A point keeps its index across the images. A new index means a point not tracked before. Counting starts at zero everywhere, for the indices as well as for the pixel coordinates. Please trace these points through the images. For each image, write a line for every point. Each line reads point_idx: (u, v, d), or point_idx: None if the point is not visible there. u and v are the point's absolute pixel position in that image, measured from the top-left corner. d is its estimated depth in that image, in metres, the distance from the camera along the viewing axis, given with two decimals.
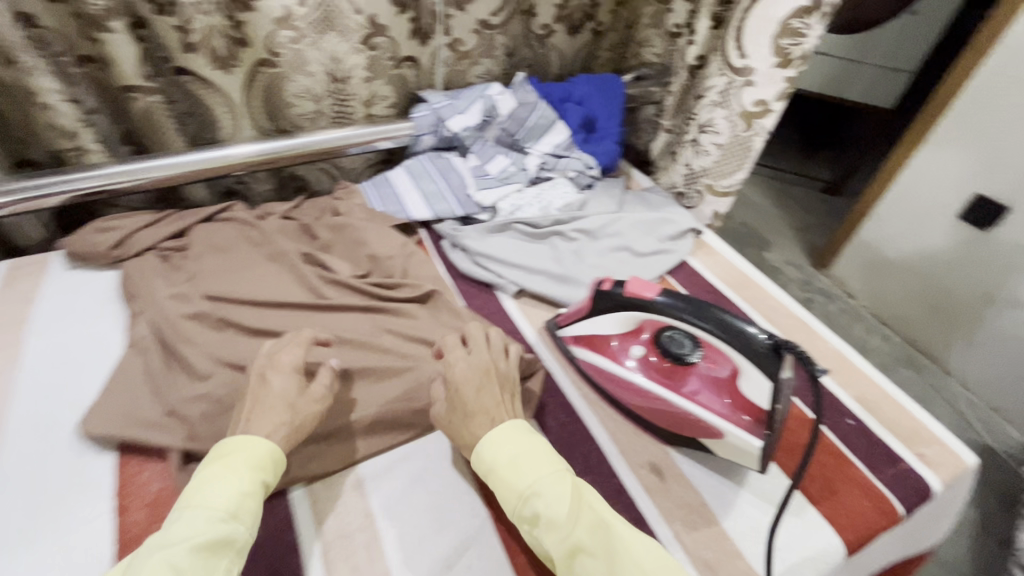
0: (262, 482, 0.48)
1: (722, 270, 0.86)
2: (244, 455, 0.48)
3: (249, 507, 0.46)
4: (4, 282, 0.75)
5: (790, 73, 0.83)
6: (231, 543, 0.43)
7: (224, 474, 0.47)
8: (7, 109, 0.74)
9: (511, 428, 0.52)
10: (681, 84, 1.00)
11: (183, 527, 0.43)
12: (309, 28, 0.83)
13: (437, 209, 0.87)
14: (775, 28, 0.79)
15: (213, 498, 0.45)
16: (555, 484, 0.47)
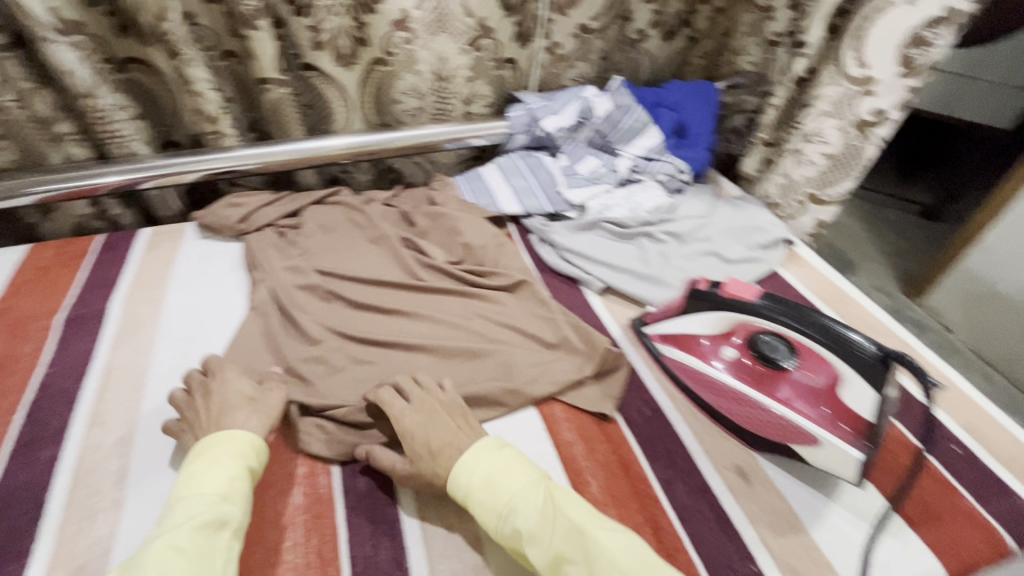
0: (250, 467, 0.51)
1: (815, 283, 0.84)
2: (225, 447, 0.51)
3: (241, 487, 0.48)
4: (150, 244, 0.86)
5: (913, 84, 0.81)
6: (228, 521, 0.45)
7: (211, 464, 0.49)
8: (163, 94, 0.87)
9: (476, 450, 0.52)
10: (783, 95, 0.97)
11: (177, 515, 0.44)
12: (423, 30, 0.89)
13: (527, 205, 0.91)
14: (903, 37, 0.78)
15: (205, 486, 0.47)
16: (530, 498, 0.48)
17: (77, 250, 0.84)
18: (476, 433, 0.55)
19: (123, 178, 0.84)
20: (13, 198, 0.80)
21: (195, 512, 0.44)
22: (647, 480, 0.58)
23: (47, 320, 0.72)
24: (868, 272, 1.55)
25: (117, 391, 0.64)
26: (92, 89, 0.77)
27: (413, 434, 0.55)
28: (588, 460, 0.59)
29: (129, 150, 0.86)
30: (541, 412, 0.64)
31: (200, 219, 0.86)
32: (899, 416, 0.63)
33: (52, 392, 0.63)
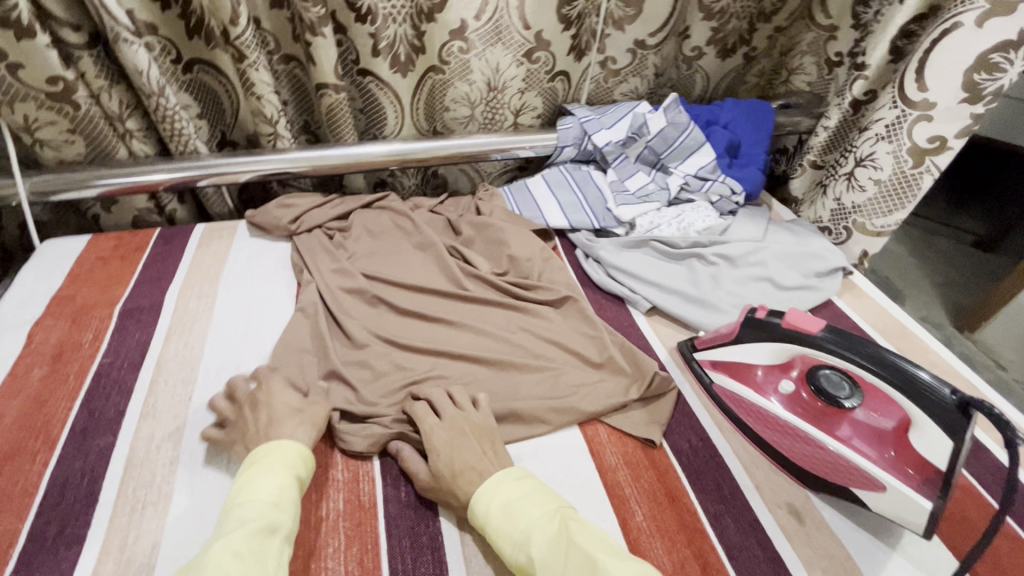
0: (298, 476, 0.51)
1: (873, 315, 0.80)
2: (276, 457, 0.51)
3: (291, 496, 0.48)
4: (204, 239, 0.88)
5: (979, 112, 0.76)
6: (279, 527, 0.45)
7: (262, 472, 0.49)
8: (225, 96, 0.90)
9: (499, 479, 0.51)
10: (837, 118, 0.93)
11: (236, 518, 0.45)
12: (479, 41, 0.89)
13: (573, 220, 0.90)
14: (968, 61, 0.73)
15: (259, 492, 0.47)
16: (544, 528, 0.46)
17: (136, 243, 0.86)
18: (502, 459, 0.55)
19: (183, 175, 0.86)
20: (79, 190, 0.83)
21: (250, 517, 0.44)
22: (695, 513, 0.55)
23: (106, 311, 0.74)
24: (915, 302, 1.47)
25: (169, 384, 0.65)
26: (161, 88, 0.79)
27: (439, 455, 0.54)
28: (633, 486, 0.58)
29: (190, 149, 0.88)
30: (585, 433, 0.63)
31: (254, 218, 0.88)
32: (969, 466, 0.60)
33: (108, 381, 0.65)
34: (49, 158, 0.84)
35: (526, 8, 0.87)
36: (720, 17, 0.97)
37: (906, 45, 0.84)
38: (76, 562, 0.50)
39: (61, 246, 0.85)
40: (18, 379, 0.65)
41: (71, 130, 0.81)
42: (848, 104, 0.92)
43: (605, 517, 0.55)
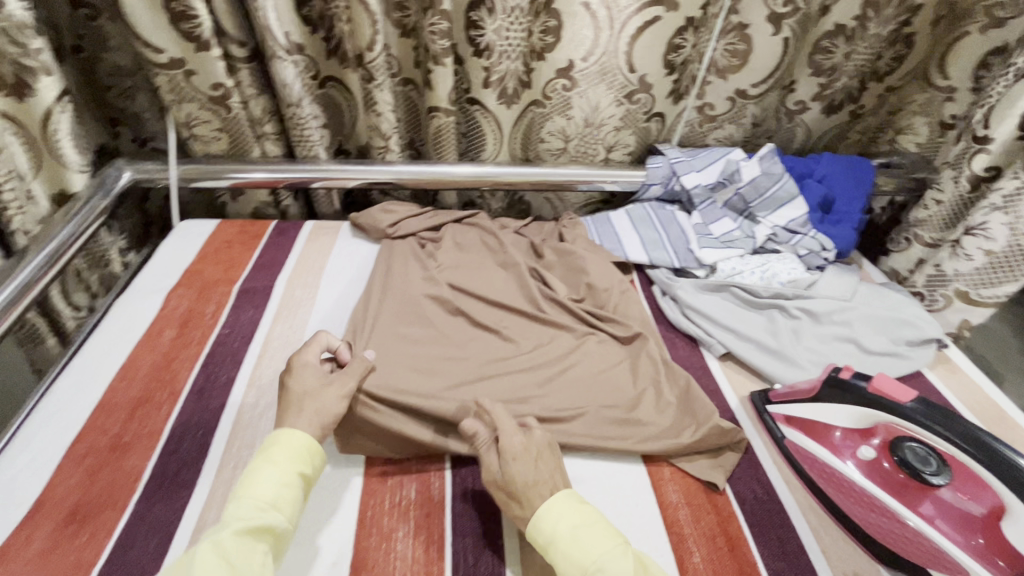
0: (303, 472, 0.52)
1: (968, 394, 0.76)
2: (280, 447, 0.52)
3: (291, 497, 0.50)
4: (312, 235, 0.97)
5: None
6: (273, 529, 0.47)
7: (267, 464, 0.51)
8: (347, 109, 1.00)
9: (559, 504, 0.52)
10: (952, 192, 0.88)
11: (229, 515, 0.47)
12: (584, 80, 0.94)
13: (654, 256, 0.92)
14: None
15: (259, 490, 0.49)
16: (620, 561, 0.47)
17: (255, 232, 0.97)
18: (560, 481, 0.55)
19: (303, 176, 0.97)
20: (217, 179, 0.96)
21: (243, 515, 0.46)
22: (755, 565, 0.55)
23: (226, 288, 0.84)
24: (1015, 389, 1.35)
25: (272, 360, 0.73)
26: (299, 99, 0.90)
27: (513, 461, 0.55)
28: (692, 527, 0.58)
29: (312, 153, 0.98)
30: (648, 467, 0.64)
31: (356, 220, 0.96)
32: None
33: (224, 351, 0.74)
34: (198, 151, 0.97)
35: (635, 52, 0.90)
36: (829, 73, 0.97)
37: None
38: (185, 504, 0.57)
39: (194, 227, 0.96)
40: (153, 337, 0.75)
41: (220, 128, 0.93)
42: (962, 178, 0.86)
43: (662, 550, 0.56)
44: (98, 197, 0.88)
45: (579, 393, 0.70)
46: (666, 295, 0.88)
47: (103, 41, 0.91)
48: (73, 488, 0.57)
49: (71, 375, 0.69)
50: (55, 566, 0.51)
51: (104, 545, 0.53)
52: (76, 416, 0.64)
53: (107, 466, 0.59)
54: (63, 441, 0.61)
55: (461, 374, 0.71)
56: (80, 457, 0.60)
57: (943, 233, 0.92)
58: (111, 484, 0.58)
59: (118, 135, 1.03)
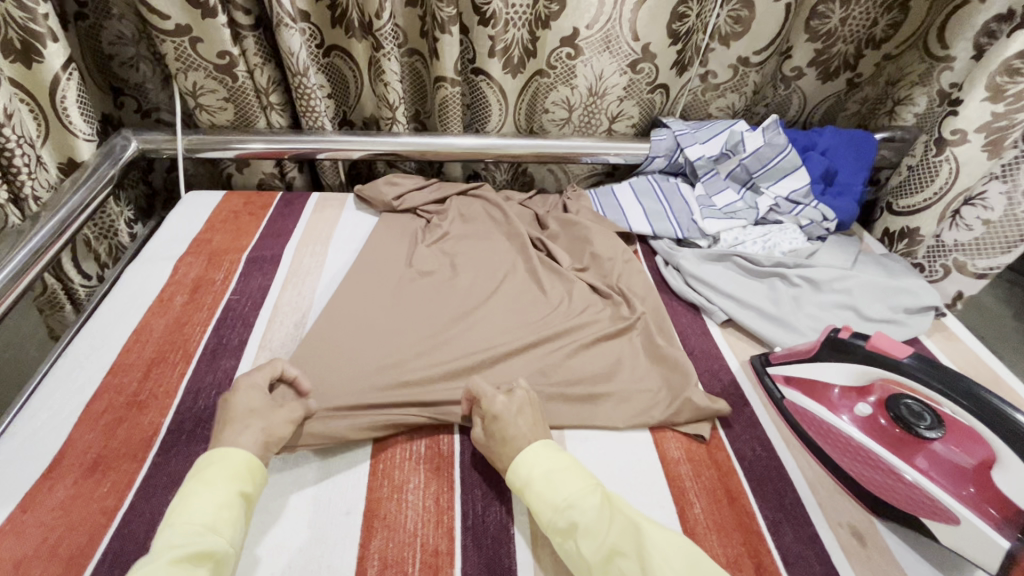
0: (243, 490, 0.50)
1: (966, 360, 0.77)
2: (216, 469, 0.50)
3: (229, 515, 0.47)
4: (319, 206, 0.98)
5: None
6: (214, 552, 0.44)
7: (202, 487, 0.48)
8: (351, 80, 1.00)
9: (533, 450, 0.54)
10: (922, 157, 0.87)
11: (162, 543, 0.43)
12: (588, 49, 0.94)
13: (657, 227, 0.92)
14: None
15: (194, 514, 0.46)
16: (586, 495, 0.50)
17: (262, 202, 0.98)
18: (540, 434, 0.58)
19: (309, 147, 0.97)
20: (223, 150, 0.97)
21: (177, 540, 0.43)
22: (754, 516, 0.57)
23: (236, 256, 0.85)
24: (1012, 361, 1.38)
25: (283, 325, 0.74)
26: (305, 69, 0.90)
27: (496, 421, 0.58)
28: (693, 480, 0.60)
29: (318, 124, 0.98)
30: (652, 432, 0.65)
31: (361, 191, 0.96)
32: None
33: (235, 315, 0.75)
34: (204, 122, 0.97)
35: (638, 20, 0.91)
36: (826, 39, 0.98)
37: (1009, 83, 0.75)
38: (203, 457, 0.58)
39: (202, 198, 0.97)
40: (165, 302, 0.76)
41: (226, 98, 0.94)
42: (933, 142, 0.85)
43: (665, 503, 0.57)
44: (105, 166, 0.89)
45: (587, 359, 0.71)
46: (669, 265, 0.89)
47: (105, 8, 0.91)
48: (92, 442, 0.59)
49: (86, 338, 0.70)
50: (78, 514, 0.53)
51: (125, 495, 0.55)
52: (93, 376, 0.65)
53: (125, 423, 0.61)
54: (81, 399, 0.63)
55: (470, 337, 0.72)
56: (98, 414, 0.61)
57: (914, 201, 0.89)
58: (129, 439, 0.59)
59: (122, 106, 1.04)
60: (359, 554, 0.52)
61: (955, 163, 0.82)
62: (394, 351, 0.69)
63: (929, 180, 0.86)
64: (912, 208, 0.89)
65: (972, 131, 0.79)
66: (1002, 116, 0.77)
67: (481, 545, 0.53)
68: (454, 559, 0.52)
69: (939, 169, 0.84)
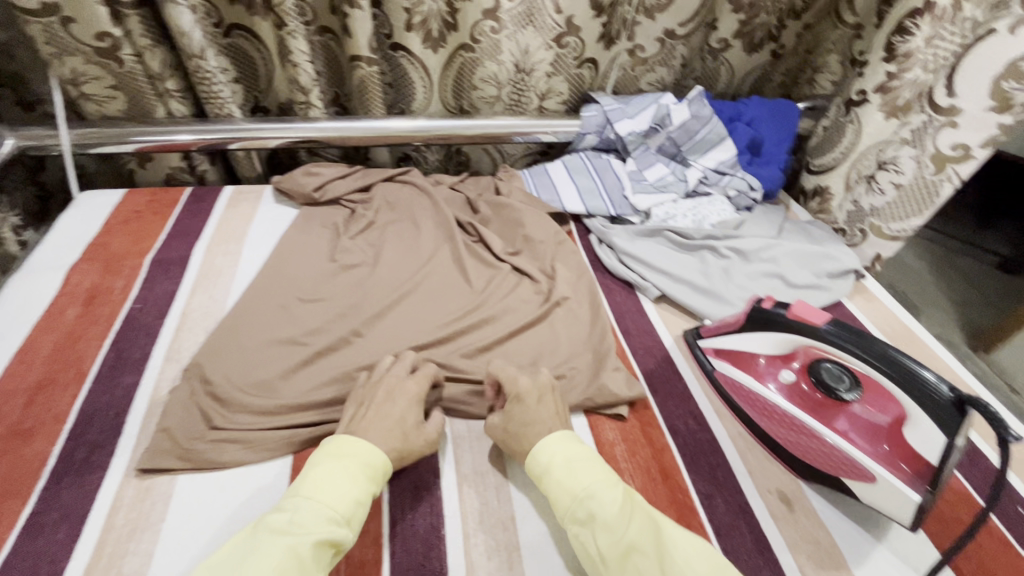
0: (373, 490, 0.50)
1: (884, 320, 0.81)
2: (359, 459, 0.50)
3: (359, 511, 0.48)
4: (232, 201, 0.90)
5: (1006, 121, 0.74)
6: (339, 545, 0.46)
7: (346, 474, 0.48)
8: (258, 62, 0.93)
9: (557, 439, 0.53)
10: (834, 118, 0.93)
11: (308, 519, 0.45)
12: (511, 22, 0.90)
13: (590, 206, 0.91)
14: (999, 67, 0.72)
15: (335, 500, 0.47)
16: (609, 488, 0.49)
17: (168, 200, 0.90)
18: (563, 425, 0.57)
19: (217, 137, 0.90)
20: (120, 144, 0.88)
21: (316, 527, 0.45)
22: (687, 491, 0.57)
23: (137, 261, 0.78)
24: (930, 318, 1.47)
25: (192, 332, 0.69)
26: (202, 50, 0.82)
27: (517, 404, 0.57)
28: (628, 461, 0.59)
29: (225, 112, 0.91)
30: (589, 419, 0.63)
31: (278, 183, 0.90)
32: (963, 469, 0.61)
33: (137, 326, 0.69)
34: (92, 112, 0.88)
35: None
36: (749, 10, 0.98)
37: (900, 42, 0.79)
38: (100, 487, 0.53)
39: (97, 198, 0.88)
40: (54, 316, 0.69)
41: (114, 85, 0.85)
42: (845, 103, 0.91)
43: None
44: None
45: (520, 346, 0.70)
46: (603, 243, 0.88)
47: None
48: None
49: None
50: None
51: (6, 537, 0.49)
52: None
53: (7, 455, 0.55)
54: None
55: (399, 335, 0.70)
56: None
57: (828, 159, 0.95)
58: (13, 473, 0.53)
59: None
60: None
61: (858, 123, 0.88)
62: (318, 355, 0.66)
63: (838, 139, 0.92)
64: (825, 166, 0.96)
65: (871, 91, 0.84)
66: (894, 76, 0.81)
67: (410, 550, 0.51)
68: (383, 568, 0.49)
69: (845, 129, 0.90)
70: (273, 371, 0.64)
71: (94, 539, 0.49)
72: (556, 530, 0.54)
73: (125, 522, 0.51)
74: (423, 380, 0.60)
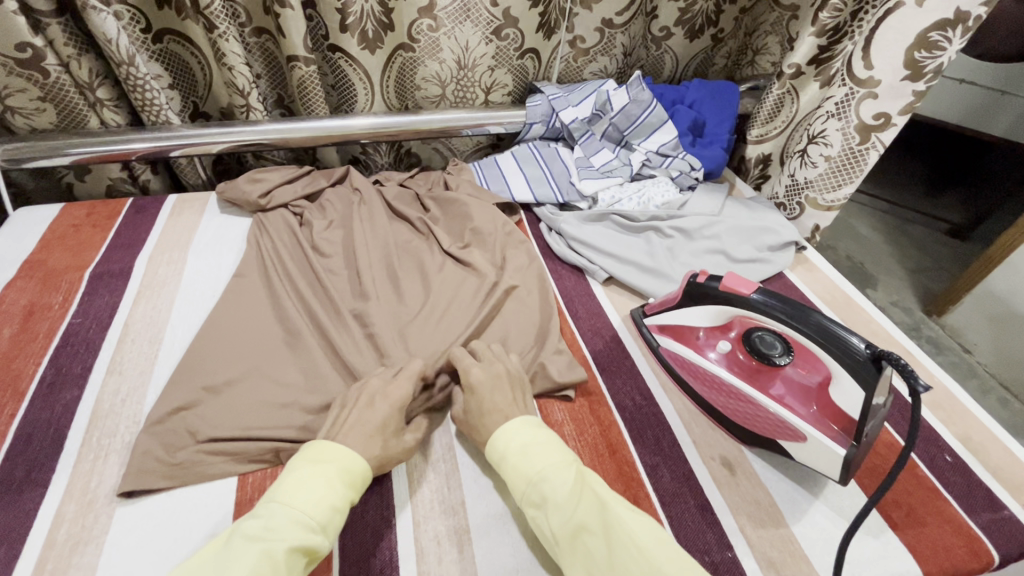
0: (351, 495, 0.49)
1: (824, 288, 0.84)
2: (339, 465, 0.48)
3: (337, 518, 0.46)
4: (175, 209, 0.89)
5: (919, 87, 0.78)
6: (316, 553, 0.44)
7: (322, 479, 0.47)
8: (193, 68, 0.91)
9: (517, 423, 0.53)
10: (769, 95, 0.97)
11: (279, 526, 0.43)
12: (448, 19, 0.90)
13: (538, 194, 0.92)
14: (911, 39, 0.75)
15: (312, 505, 0.45)
16: (564, 473, 0.49)
17: (108, 212, 0.87)
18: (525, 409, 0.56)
19: (154, 145, 0.88)
20: (50, 158, 0.85)
21: (289, 537, 0.43)
22: (634, 465, 0.59)
23: (76, 275, 0.76)
24: (887, 286, 1.52)
25: (136, 343, 0.68)
26: (131, 57, 0.80)
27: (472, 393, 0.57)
28: (576, 440, 0.61)
29: (162, 119, 0.89)
30: (540, 406, 0.64)
31: (222, 191, 0.88)
32: (891, 422, 0.64)
33: (77, 340, 0.67)
34: (20, 126, 0.85)
35: None
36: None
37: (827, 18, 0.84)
38: (41, 505, 0.52)
39: (33, 213, 0.86)
40: None
41: (40, 97, 0.82)
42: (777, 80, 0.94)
43: None
44: None
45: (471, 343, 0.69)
46: (552, 231, 0.89)
47: None
48: None
49: None
50: None
51: None
52: None
53: None
54: None
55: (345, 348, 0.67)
56: None
57: (768, 129, 1.00)
58: None
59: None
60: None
61: (795, 94, 0.95)
62: (266, 356, 0.66)
63: (779, 113, 0.97)
64: (765, 135, 1.01)
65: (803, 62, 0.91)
66: (827, 48, 0.89)
67: (360, 542, 0.51)
68: (331, 563, 0.50)
69: (783, 100, 0.95)
70: (217, 376, 0.63)
71: (35, 558, 0.49)
72: (506, 510, 0.55)
73: (66, 537, 0.50)
74: (407, 382, 0.58)
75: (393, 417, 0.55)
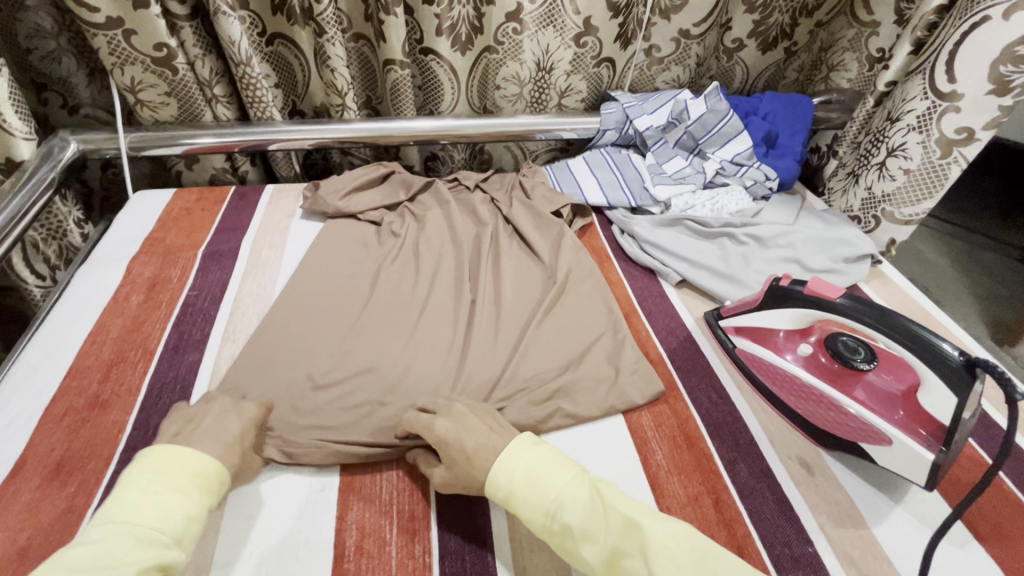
0: (208, 500, 0.46)
1: (899, 301, 0.83)
2: (184, 471, 0.45)
3: (191, 525, 0.44)
4: (273, 198, 0.96)
5: (1006, 103, 0.78)
6: (171, 565, 0.42)
7: (170, 489, 0.44)
8: (298, 69, 0.99)
9: (512, 450, 0.50)
10: (859, 110, 0.99)
11: (117, 549, 0.39)
12: (533, 23, 0.95)
13: (611, 197, 0.95)
14: (997, 52, 0.75)
15: (158, 520, 0.42)
16: (577, 493, 0.47)
17: (215, 198, 0.96)
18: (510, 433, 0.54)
19: (257, 139, 0.95)
20: (169, 146, 0.94)
21: (130, 556, 0.39)
22: (712, 457, 0.61)
23: (191, 253, 0.84)
24: (954, 312, 1.48)
25: (246, 316, 0.74)
26: (248, 58, 0.88)
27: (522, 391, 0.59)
28: (655, 430, 0.63)
29: (267, 115, 0.97)
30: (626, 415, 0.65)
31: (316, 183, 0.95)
32: (976, 438, 0.64)
33: (195, 311, 0.74)
34: (145, 118, 0.95)
35: None
36: (762, 10, 1.02)
37: None
38: None
39: (151, 196, 0.95)
40: (120, 302, 0.75)
41: (167, 92, 0.91)
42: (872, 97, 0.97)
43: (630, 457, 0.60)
44: (45, 167, 0.84)
45: (559, 343, 0.71)
46: (624, 233, 0.92)
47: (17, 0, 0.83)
48: (57, 443, 0.58)
49: (37, 346, 0.68)
50: (45, 518, 0.52)
51: (95, 492, 0.55)
52: (51, 379, 0.64)
53: (88, 423, 0.60)
54: (39, 404, 0.62)
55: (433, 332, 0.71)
56: (59, 416, 0.61)
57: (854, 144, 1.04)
58: (94, 440, 0.59)
59: (46, 101, 0.96)
60: (336, 553, 0.51)
61: None
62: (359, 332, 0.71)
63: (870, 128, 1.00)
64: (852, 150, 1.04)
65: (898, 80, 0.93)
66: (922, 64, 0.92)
67: (455, 506, 0.56)
68: (431, 522, 0.54)
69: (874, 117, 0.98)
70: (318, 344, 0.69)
71: None
72: None
73: None
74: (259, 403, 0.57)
75: (245, 429, 0.53)
